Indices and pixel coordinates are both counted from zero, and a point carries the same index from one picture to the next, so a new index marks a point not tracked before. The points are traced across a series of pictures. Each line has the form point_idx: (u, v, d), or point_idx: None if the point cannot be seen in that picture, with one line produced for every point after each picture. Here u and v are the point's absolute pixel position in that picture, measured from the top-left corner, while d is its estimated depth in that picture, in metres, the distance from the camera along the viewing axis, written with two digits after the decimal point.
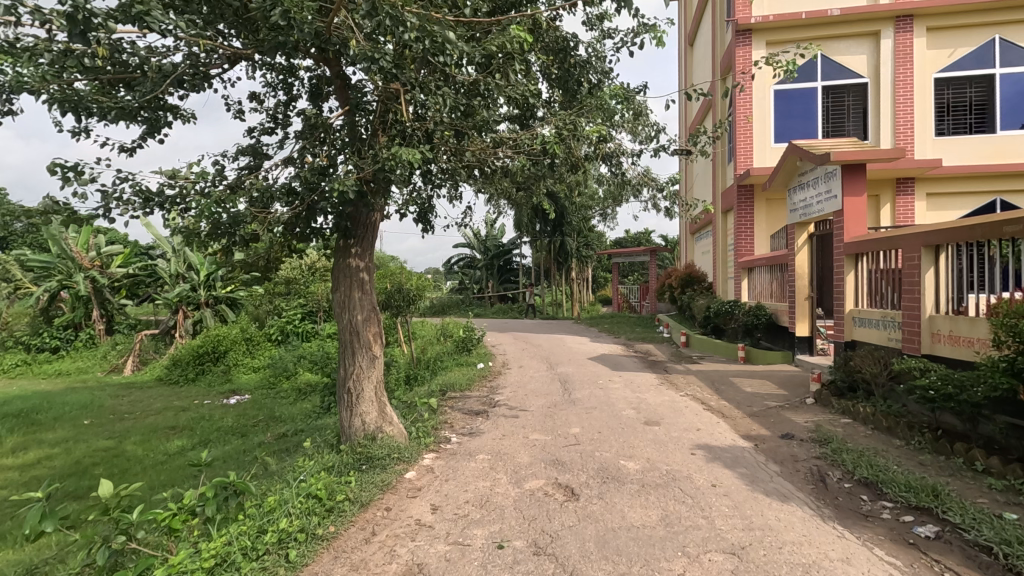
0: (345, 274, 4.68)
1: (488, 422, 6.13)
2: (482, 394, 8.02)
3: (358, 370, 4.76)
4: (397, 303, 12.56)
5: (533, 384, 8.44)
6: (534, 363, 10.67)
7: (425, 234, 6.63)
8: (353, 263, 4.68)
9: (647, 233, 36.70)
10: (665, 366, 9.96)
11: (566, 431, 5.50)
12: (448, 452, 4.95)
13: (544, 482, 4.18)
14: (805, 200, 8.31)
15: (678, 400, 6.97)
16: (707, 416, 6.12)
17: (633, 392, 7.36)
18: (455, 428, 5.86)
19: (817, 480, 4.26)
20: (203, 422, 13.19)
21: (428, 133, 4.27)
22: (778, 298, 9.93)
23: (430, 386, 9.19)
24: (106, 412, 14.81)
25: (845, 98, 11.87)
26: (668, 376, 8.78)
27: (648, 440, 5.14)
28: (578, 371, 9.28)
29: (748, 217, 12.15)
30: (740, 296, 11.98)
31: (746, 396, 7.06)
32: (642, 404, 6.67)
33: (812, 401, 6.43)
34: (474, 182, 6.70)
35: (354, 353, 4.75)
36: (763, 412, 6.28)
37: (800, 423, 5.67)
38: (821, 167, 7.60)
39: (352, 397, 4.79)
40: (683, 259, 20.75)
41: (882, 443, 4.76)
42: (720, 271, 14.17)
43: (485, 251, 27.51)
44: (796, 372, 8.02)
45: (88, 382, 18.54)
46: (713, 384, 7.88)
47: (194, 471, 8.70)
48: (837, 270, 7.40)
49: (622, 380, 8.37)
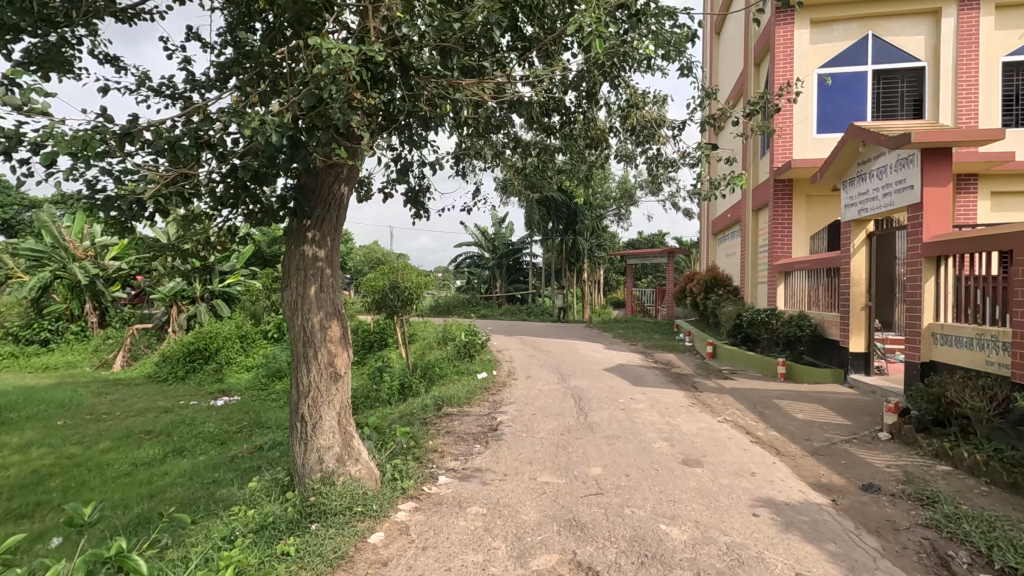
0: (297, 264, 3.53)
1: (487, 454, 4.97)
2: (485, 411, 6.89)
3: (315, 389, 3.64)
4: (394, 303, 11.59)
5: (542, 400, 7.29)
6: (544, 373, 9.51)
7: (418, 220, 5.51)
8: (309, 251, 3.53)
9: (661, 236, 35.53)
10: (693, 382, 8.74)
11: (585, 472, 4.35)
12: (430, 502, 3.79)
13: (558, 558, 3.03)
14: (864, 192, 7.10)
15: (717, 428, 5.77)
16: (759, 453, 4.93)
17: (662, 416, 6.18)
18: (446, 463, 4.71)
19: (938, 565, 3.07)
20: (183, 426, 12.13)
21: (400, 64, 3.11)
22: (825, 306, 8.66)
23: (425, 399, 8.08)
24: (84, 411, 13.84)
25: (899, 86, 10.57)
26: (698, 395, 7.59)
27: (692, 490, 3.96)
28: (594, 385, 8.12)
29: (786, 216, 10.90)
30: (774, 302, 10.73)
31: (800, 425, 5.85)
32: (675, 434, 5.49)
33: (888, 437, 5.21)
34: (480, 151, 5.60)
35: (308, 369, 3.62)
36: (827, 450, 5.07)
37: (883, 469, 4.47)
38: (892, 152, 6.38)
39: (306, 426, 3.67)
40: (702, 265, 19.35)
41: (1012, 510, 3.55)
42: (749, 274, 12.90)
43: (494, 250, 26.39)
44: (854, 396, 6.78)
45: (74, 377, 17.60)
46: (755, 408, 6.67)
47: (155, 491, 7.60)
48: (909, 275, 6.17)
49: (647, 398, 7.18)
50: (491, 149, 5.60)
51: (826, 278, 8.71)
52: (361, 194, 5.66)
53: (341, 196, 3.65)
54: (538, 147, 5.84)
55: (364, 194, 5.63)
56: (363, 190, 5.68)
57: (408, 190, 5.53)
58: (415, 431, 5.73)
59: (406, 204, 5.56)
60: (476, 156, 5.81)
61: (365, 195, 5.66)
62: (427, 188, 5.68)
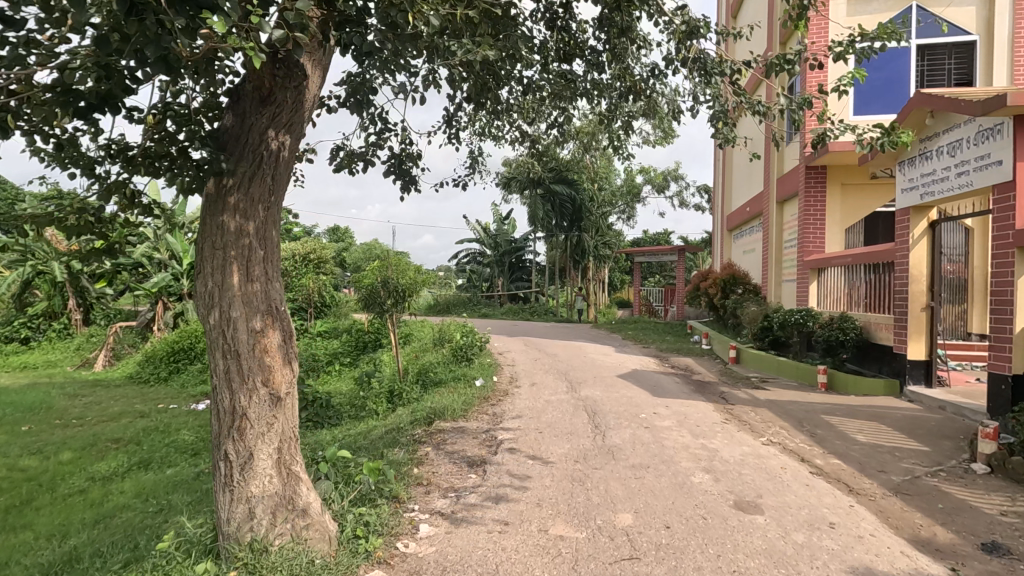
0: (211, 239, 2.51)
1: (483, 490, 3.95)
2: (485, 430, 5.84)
3: (243, 418, 2.60)
4: (385, 301, 10.58)
5: (550, 414, 6.30)
6: (551, 380, 8.46)
7: (407, 195, 4.46)
8: (229, 221, 2.51)
9: (666, 234, 34.63)
10: (721, 393, 7.68)
11: (611, 522, 3.34)
12: (404, 571, 2.77)
13: None
14: (932, 171, 6.07)
15: (765, 454, 4.77)
16: (827, 492, 3.92)
17: (694, 437, 5.18)
18: (431, 504, 3.71)
19: None
20: (155, 434, 11.08)
21: None
22: (870, 308, 7.63)
23: (416, 410, 7.06)
24: (54, 416, 12.83)
25: (945, 64, 9.50)
26: (729, 408, 6.59)
27: (760, 552, 2.95)
28: (609, 396, 7.06)
29: (819, 205, 9.84)
30: (804, 302, 9.69)
31: (865, 450, 4.82)
32: (716, 462, 4.49)
33: (986, 469, 4.19)
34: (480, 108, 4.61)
35: (230, 390, 2.58)
36: (911, 486, 4.06)
37: (999, 518, 3.45)
38: (973, 122, 5.37)
39: (232, 468, 2.65)
40: (717, 265, 18.23)
41: None
42: (774, 271, 11.84)
43: (495, 246, 25.38)
44: (920, 414, 5.74)
45: (52, 377, 16.62)
46: (803, 426, 5.64)
47: (101, 516, 6.50)
48: (996, 270, 5.11)
49: (674, 414, 6.13)
50: (495, 106, 4.64)
51: (870, 276, 7.70)
52: (334, 164, 4.65)
53: (280, 148, 2.61)
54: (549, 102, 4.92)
55: (341, 162, 4.60)
56: (338, 159, 4.70)
57: (390, 156, 4.53)
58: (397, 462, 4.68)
59: (388, 174, 4.54)
60: (477, 116, 4.86)
61: (340, 164, 4.66)
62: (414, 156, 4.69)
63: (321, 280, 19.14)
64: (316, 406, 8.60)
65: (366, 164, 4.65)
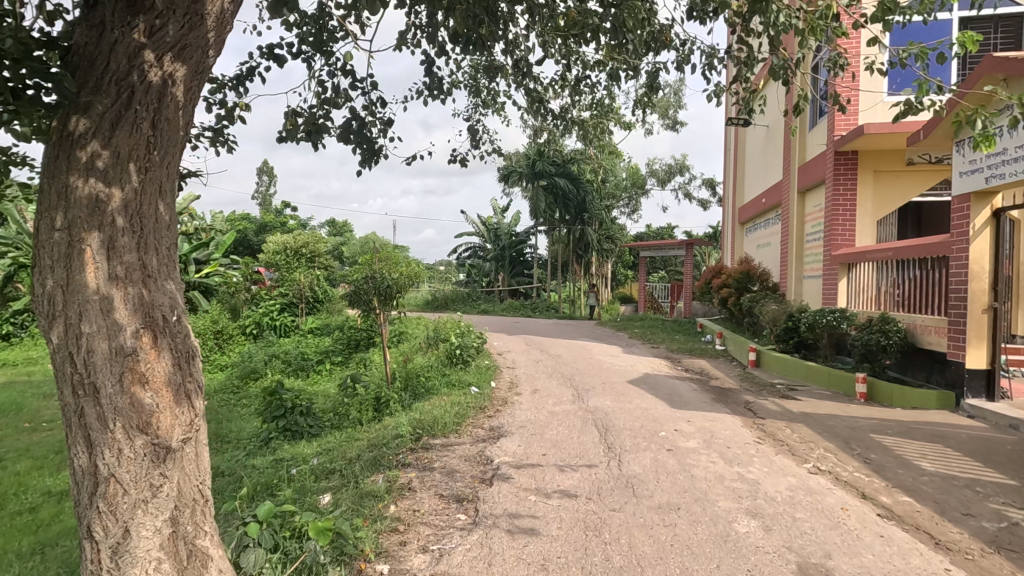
0: (51, 208, 1.68)
1: (474, 542, 3.14)
2: (479, 452, 4.98)
3: (111, 482, 1.77)
4: (375, 297, 9.75)
5: (555, 430, 5.49)
6: (555, 387, 7.59)
7: (368, 173, 3.77)
8: (79, 182, 1.68)
9: (670, 228, 33.80)
10: (747, 403, 6.82)
11: None
12: None
13: None
14: (1001, 149, 5.27)
15: (818, 487, 3.94)
16: (910, 547, 3.09)
17: (728, 464, 4.36)
18: (406, 564, 2.91)
19: None
20: None
21: None
22: (915, 309, 6.79)
23: (403, 421, 6.30)
24: (25, 417, 12.01)
25: (990, 37, 8.62)
26: (759, 423, 5.77)
27: None
28: (622, 408, 6.21)
29: (850, 193, 8.96)
30: (832, 301, 8.87)
31: (937, 484, 3.98)
32: (761, 500, 3.65)
33: None
34: (477, 54, 3.88)
35: (87, 440, 1.75)
36: (1012, 536, 3.24)
37: None
38: None
39: (94, 549, 1.82)
40: (727, 261, 17.41)
41: None
42: (793, 267, 11.03)
43: (496, 240, 24.52)
44: (989, 434, 4.91)
45: (30, 376, 15.76)
46: (853, 449, 4.80)
47: (43, 544, 5.65)
48: None
49: (699, 432, 5.28)
50: (490, 55, 3.89)
51: (913, 273, 6.85)
52: (280, 132, 3.89)
53: (162, 81, 1.76)
54: (559, 38, 4.15)
55: (290, 129, 3.78)
56: (287, 126, 3.92)
57: (348, 120, 3.84)
58: (370, 507, 3.81)
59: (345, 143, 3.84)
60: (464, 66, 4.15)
61: (286, 131, 3.90)
62: (381, 121, 4.06)
63: (313, 275, 18.18)
64: (295, 414, 7.72)
65: (319, 133, 3.87)
